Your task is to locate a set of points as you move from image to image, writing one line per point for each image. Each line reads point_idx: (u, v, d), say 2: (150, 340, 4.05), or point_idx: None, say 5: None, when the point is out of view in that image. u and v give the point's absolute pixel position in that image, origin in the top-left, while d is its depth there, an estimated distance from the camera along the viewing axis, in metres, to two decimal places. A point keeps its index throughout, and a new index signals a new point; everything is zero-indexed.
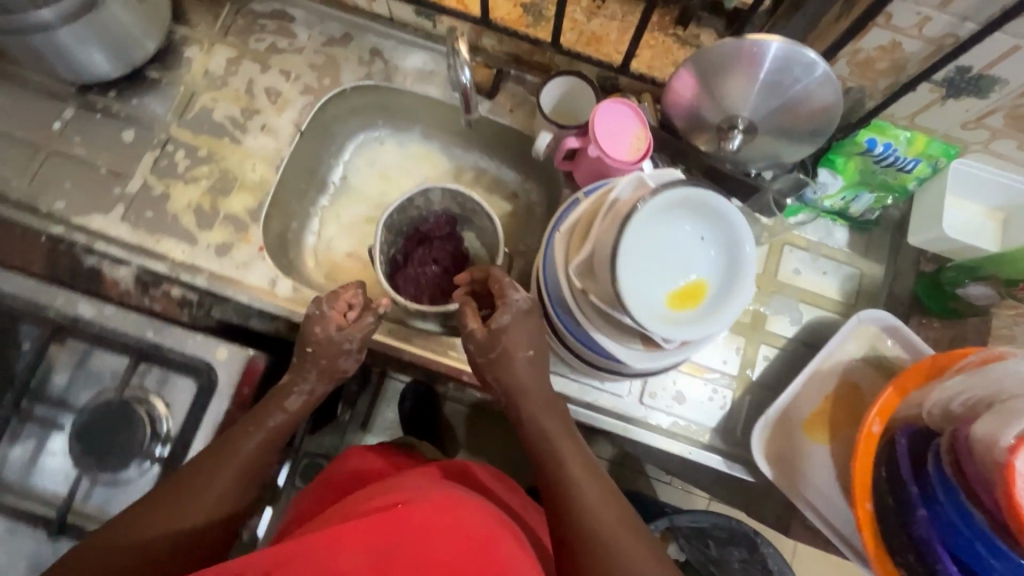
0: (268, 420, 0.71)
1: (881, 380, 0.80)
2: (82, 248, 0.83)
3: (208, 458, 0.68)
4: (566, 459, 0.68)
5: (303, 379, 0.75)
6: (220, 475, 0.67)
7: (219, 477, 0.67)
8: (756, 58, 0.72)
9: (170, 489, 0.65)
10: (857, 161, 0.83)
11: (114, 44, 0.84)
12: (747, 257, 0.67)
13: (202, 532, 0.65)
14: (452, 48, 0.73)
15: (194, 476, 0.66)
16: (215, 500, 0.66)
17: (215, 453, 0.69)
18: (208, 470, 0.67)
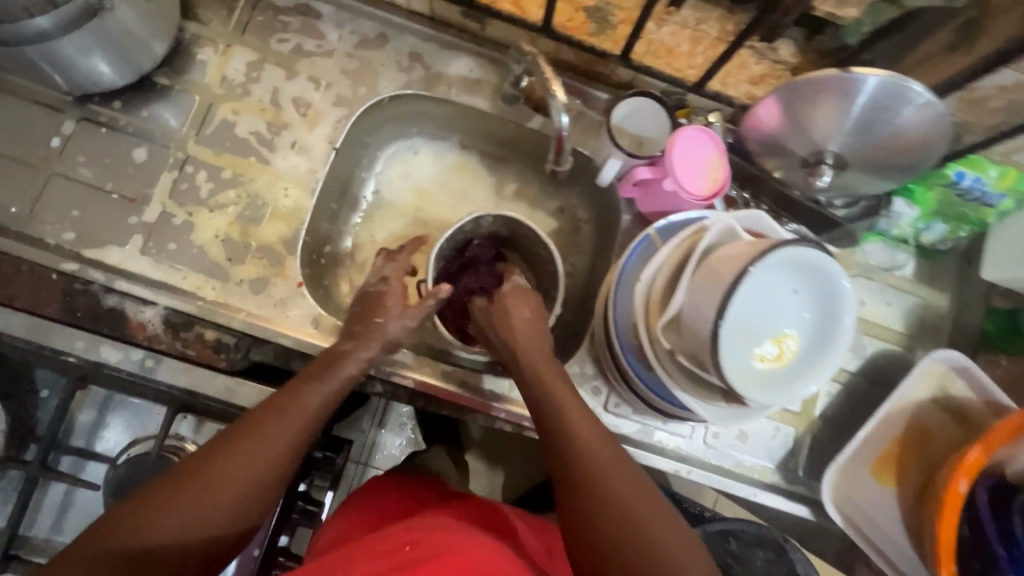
0: (337, 373, 0.63)
1: (947, 420, 0.79)
2: (100, 288, 0.74)
3: (229, 442, 0.54)
4: (619, 478, 0.54)
5: (367, 342, 0.68)
6: (290, 422, 0.57)
7: (242, 469, 0.53)
8: (856, 90, 0.66)
9: (177, 473, 0.51)
10: (937, 192, 0.78)
11: (122, 51, 0.73)
12: (845, 322, 0.63)
13: (207, 538, 0.50)
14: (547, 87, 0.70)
15: (233, 452, 0.53)
16: (284, 453, 0.56)
17: (250, 434, 0.55)
18: (229, 459, 0.53)
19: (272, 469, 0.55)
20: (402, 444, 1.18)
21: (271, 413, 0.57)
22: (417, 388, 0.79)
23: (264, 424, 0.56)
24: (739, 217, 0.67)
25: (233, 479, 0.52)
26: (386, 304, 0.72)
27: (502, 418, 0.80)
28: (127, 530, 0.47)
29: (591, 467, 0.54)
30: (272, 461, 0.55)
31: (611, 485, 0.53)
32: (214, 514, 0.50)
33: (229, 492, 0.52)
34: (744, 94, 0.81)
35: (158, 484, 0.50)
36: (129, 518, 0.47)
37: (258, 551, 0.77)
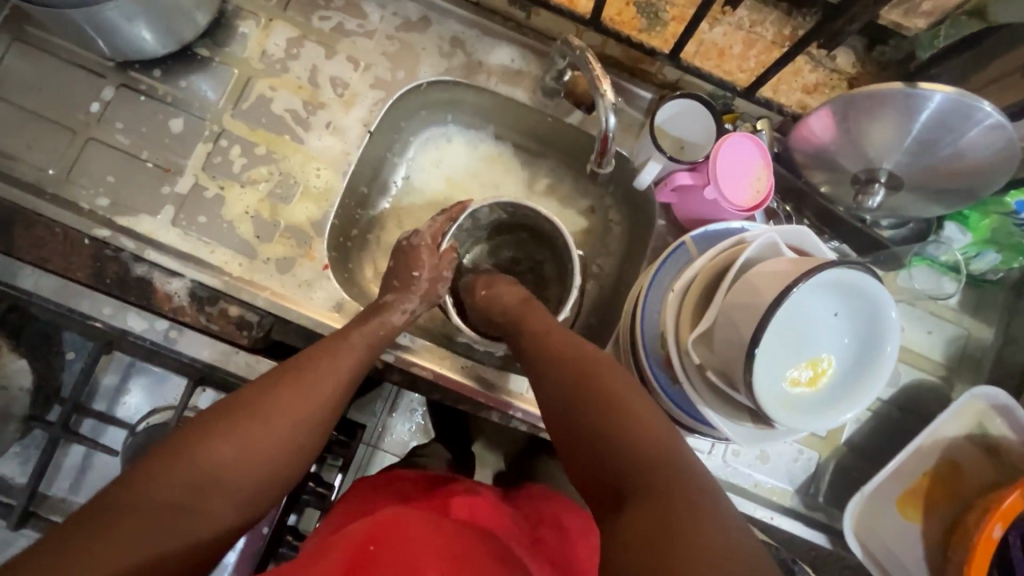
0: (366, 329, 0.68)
1: (984, 458, 0.75)
2: (130, 256, 0.74)
3: (258, 398, 0.56)
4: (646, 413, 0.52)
5: (407, 299, 0.74)
6: (328, 370, 0.62)
7: (274, 426, 0.56)
8: (919, 106, 0.62)
9: (210, 426, 0.53)
10: (994, 220, 0.76)
11: (166, 19, 0.72)
12: (887, 352, 0.60)
13: (245, 491, 0.53)
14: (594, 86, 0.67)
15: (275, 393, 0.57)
16: (324, 397, 0.60)
17: (293, 377, 0.59)
18: (263, 414, 0.56)
19: (299, 427, 0.58)
20: (412, 429, 1.18)
21: (298, 374, 0.60)
22: (435, 379, 0.78)
23: (305, 371, 0.60)
24: (783, 232, 0.65)
25: (266, 435, 0.55)
26: (421, 259, 0.76)
27: (518, 417, 0.79)
28: (168, 479, 0.48)
29: (601, 394, 0.53)
30: (301, 419, 0.58)
31: (621, 408, 0.52)
32: (249, 466, 0.53)
33: (262, 446, 0.54)
34: (796, 102, 0.76)
35: (192, 436, 0.52)
36: (169, 467, 0.49)
37: (266, 529, 0.82)
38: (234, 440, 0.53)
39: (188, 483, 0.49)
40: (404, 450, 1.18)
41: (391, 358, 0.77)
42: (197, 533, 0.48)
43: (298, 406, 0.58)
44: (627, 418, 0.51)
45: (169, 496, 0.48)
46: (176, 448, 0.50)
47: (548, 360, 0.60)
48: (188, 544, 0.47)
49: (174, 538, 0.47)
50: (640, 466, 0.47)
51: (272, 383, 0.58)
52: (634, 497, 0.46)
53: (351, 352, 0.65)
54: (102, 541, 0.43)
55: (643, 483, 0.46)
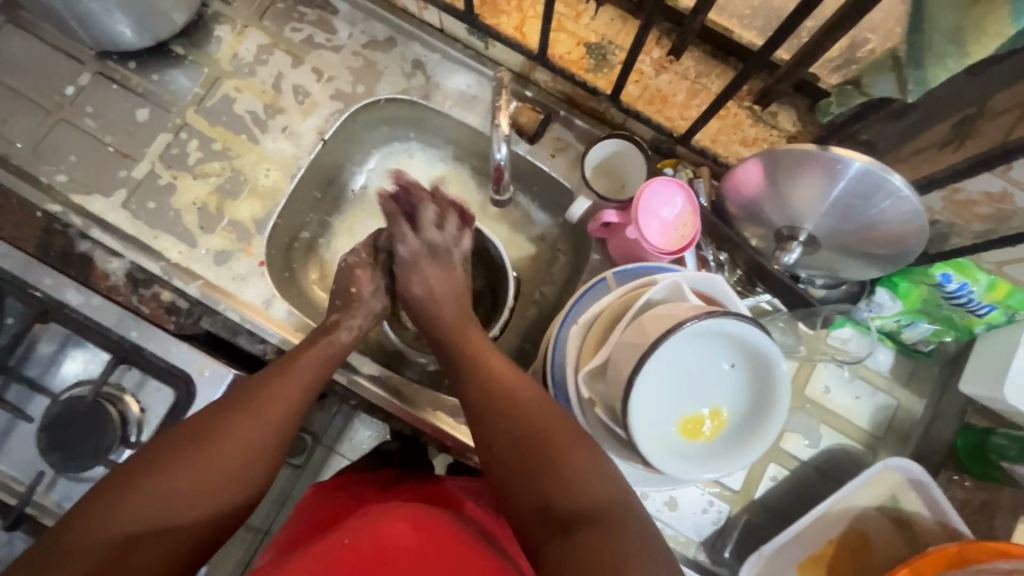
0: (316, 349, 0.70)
1: (893, 532, 0.74)
2: (77, 232, 0.78)
3: (211, 425, 0.60)
4: (582, 457, 0.56)
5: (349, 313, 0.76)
6: (276, 394, 0.64)
7: (227, 452, 0.59)
8: (832, 171, 0.63)
9: (164, 456, 0.56)
10: (923, 290, 0.74)
11: (141, 17, 0.77)
12: (780, 410, 0.60)
13: (201, 518, 0.56)
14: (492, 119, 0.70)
15: (221, 422, 0.60)
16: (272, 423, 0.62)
17: (241, 404, 0.62)
18: (211, 442, 0.59)
19: (253, 449, 0.61)
20: (370, 436, 1.23)
21: (253, 398, 0.63)
22: (350, 386, 0.80)
23: (255, 395, 0.63)
24: (692, 277, 0.65)
25: (218, 462, 0.58)
26: (359, 275, 0.79)
27: (429, 432, 0.80)
28: (124, 513, 0.53)
29: (541, 451, 0.56)
30: (255, 443, 0.61)
31: (563, 464, 0.55)
32: (203, 495, 0.56)
33: (214, 474, 0.58)
34: (733, 154, 0.77)
35: (146, 469, 0.56)
36: (123, 500, 0.53)
37: None
38: (188, 470, 0.56)
39: (146, 514, 0.54)
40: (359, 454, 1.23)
41: None
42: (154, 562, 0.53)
43: (252, 431, 0.61)
44: (568, 472, 0.55)
45: (126, 529, 0.52)
46: (130, 479, 0.55)
47: (482, 393, 0.63)
48: (146, 572, 0.52)
49: (128, 568, 0.51)
50: (581, 515, 0.52)
51: (226, 408, 0.61)
52: (579, 536, 0.50)
53: (305, 371, 0.68)
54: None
55: (584, 531, 0.51)
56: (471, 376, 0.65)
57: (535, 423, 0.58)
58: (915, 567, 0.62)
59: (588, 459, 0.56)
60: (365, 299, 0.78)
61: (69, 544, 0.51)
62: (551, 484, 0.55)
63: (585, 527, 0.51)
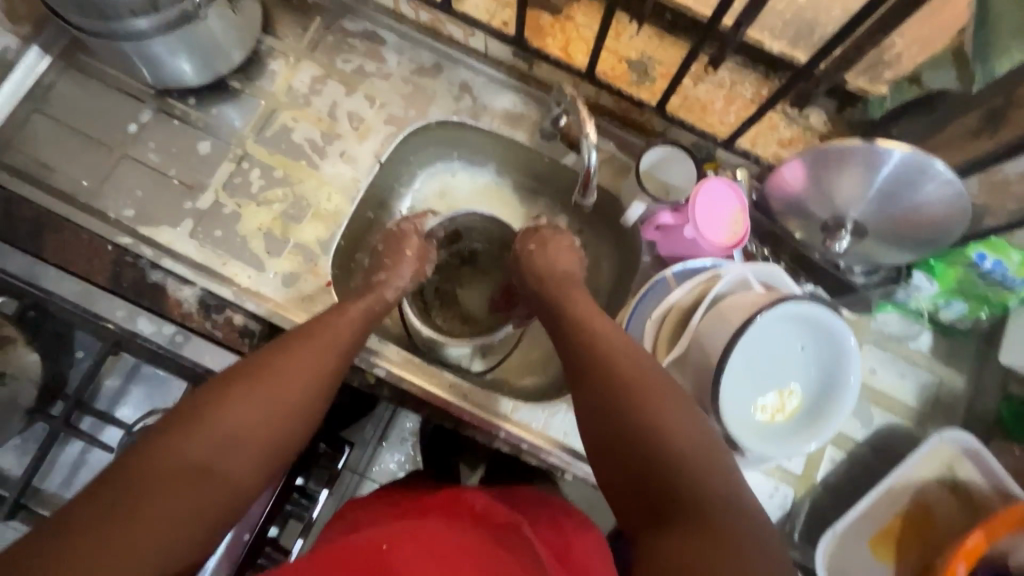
0: (354, 305, 0.75)
1: (953, 502, 0.78)
2: (148, 263, 0.80)
3: (268, 363, 0.63)
4: (688, 442, 0.53)
5: (398, 275, 0.82)
6: (325, 343, 0.68)
7: (282, 392, 0.62)
8: (877, 164, 0.68)
9: (226, 392, 0.59)
10: (958, 271, 0.79)
11: (206, 55, 0.81)
12: (852, 386, 0.63)
13: (261, 454, 0.59)
14: (580, 125, 0.75)
15: (276, 363, 0.63)
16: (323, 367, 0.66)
17: (294, 349, 0.65)
18: (270, 380, 0.62)
19: (307, 389, 0.64)
20: (400, 460, 1.21)
21: (305, 345, 0.66)
22: (423, 396, 0.81)
23: (306, 340, 0.67)
24: (755, 269, 0.69)
25: (275, 399, 0.61)
26: (410, 241, 0.85)
27: (501, 437, 0.82)
28: (190, 443, 0.55)
29: (646, 433, 0.54)
30: (309, 384, 0.64)
31: (670, 448, 0.53)
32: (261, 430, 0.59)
33: (275, 409, 0.61)
34: (771, 155, 0.83)
35: (209, 403, 0.58)
36: (189, 430, 0.55)
37: (247, 536, 0.79)
38: (250, 404, 0.59)
39: (211, 445, 0.55)
40: (390, 481, 1.20)
41: (382, 373, 0.81)
42: (218, 492, 0.54)
43: (306, 374, 0.64)
44: (676, 455, 0.52)
45: (193, 458, 0.54)
46: (195, 414, 0.56)
47: (598, 371, 0.60)
48: (209, 501, 0.54)
49: (195, 496, 0.53)
50: (679, 501, 0.50)
51: (280, 353, 0.65)
52: (677, 531, 0.48)
53: (351, 323, 0.72)
54: (135, 503, 0.49)
55: (685, 521, 0.49)
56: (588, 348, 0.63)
57: (644, 401, 0.56)
58: (989, 528, 0.65)
59: (697, 441, 0.54)
60: (413, 261, 0.84)
61: (140, 470, 0.51)
62: (658, 469, 0.52)
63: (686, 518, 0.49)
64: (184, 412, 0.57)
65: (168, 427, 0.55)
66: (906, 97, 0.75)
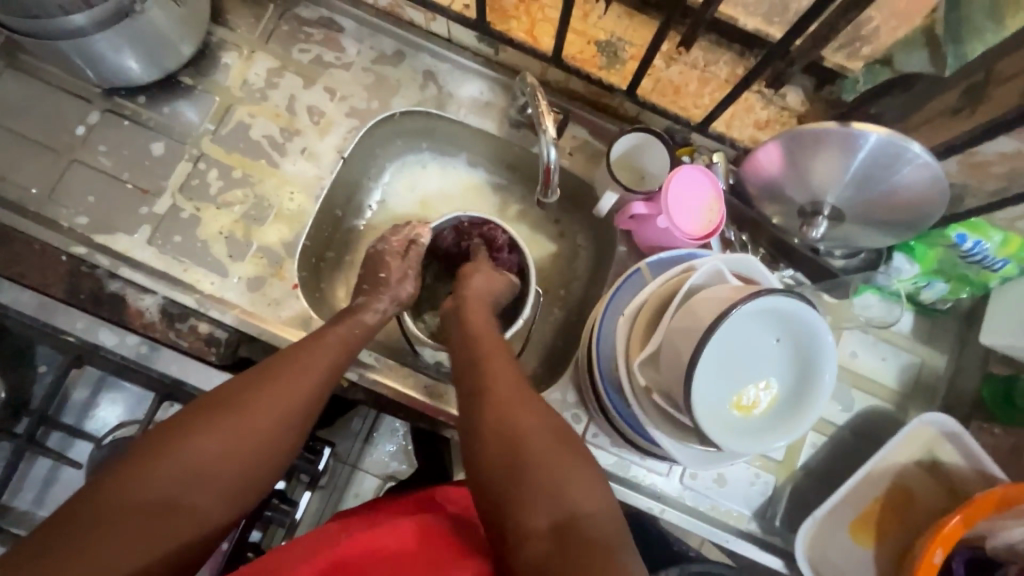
0: (336, 328, 0.70)
1: (933, 484, 0.78)
2: (105, 272, 0.77)
3: (242, 393, 0.59)
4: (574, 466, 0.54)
5: (378, 299, 0.77)
6: (304, 371, 0.63)
7: (255, 425, 0.58)
8: (854, 147, 0.66)
9: (195, 424, 0.55)
10: (940, 251, 0.78)
11: (151, 50, 0.76)
12: (827, 379, 0.63)
13: (230, 492, 0.55)
14: (536, 123, 0.73)
15: (250, 392, 0.59)
16: (304, 396, 0.62)
17: (271, 375, 0.61)
18: (244, 411, 0.58)
19: (284, 420, 0.60)
20: (393, 450, 1.20)
21: (281, 372, 0.62)
22: (397, 399, 0.80)
23: (284, 366, 0.63)
24: (729, 259, 0.67)
25: (249, 433, 0.57)
26: (389, 263, 0.81)
27: None
28: (154, 479, 0.52)
29: (544, 461, 0.54)
30: (285, 416, 0.60)
31: (561, 470, 0.53)
32: (231, 467, 0.55)
33: (250, 441, 0.57)
34: (748, 137, 0.81)
35: (175, 437, 0.54)
36: (153, 467, 0.52)
37: (227, 544, 0.79)
38: (220, 439, 0.55)
39: (177, 483, 0.52)
40: (383, 471, 1.19)
41: (354, 377, 0.79)
42: (184, 531, 0.52)
43: (282, 405, 0.60)
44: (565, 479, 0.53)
45: (157, 497, 0.51)
46: (159, 449, 0.53)
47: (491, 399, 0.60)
48: (178, 540, 0.51)
49: (157, 538, 0.50)
50: (573, 528, 0.50)
51: (257, 381, 0.61)
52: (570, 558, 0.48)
53: (331, 348, 0.68)
54: (93, 546, 0.47)
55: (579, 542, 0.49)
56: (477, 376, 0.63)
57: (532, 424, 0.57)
58: (967, 513, 0.66)
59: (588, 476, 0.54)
60: (392, 285, 0.79)
61: (98, 510, 0.49)
62: (553, 490, 0.52)
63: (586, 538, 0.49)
64: (150, 445, 0.53)
65: (131, 462, 0.52)
66: (877, 80, 0.72)
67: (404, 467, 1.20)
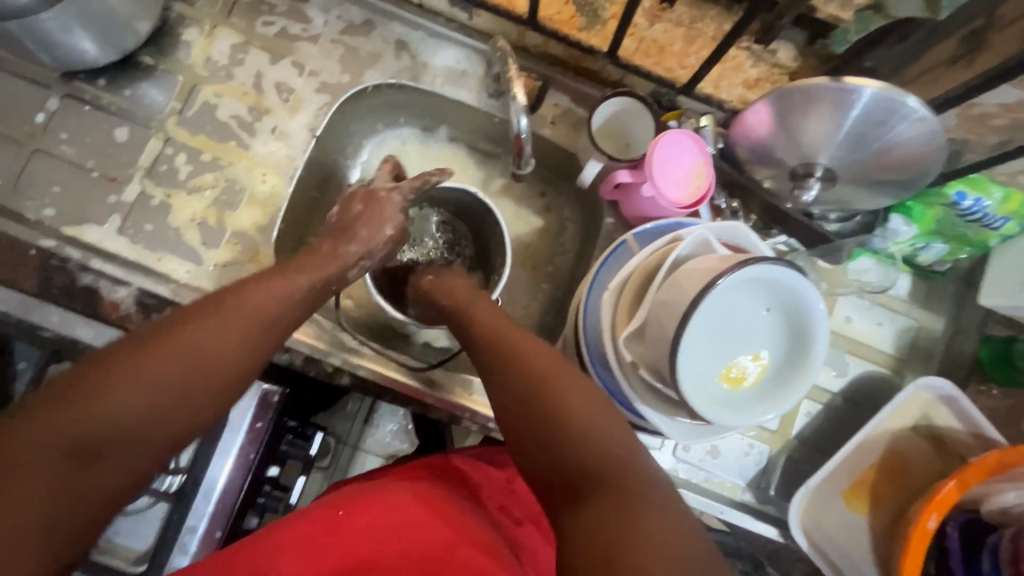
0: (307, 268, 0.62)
1: (930, 450, 0.76)
2: (76, 265, 0.74)
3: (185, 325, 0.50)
4: (592, 405, 0.51)
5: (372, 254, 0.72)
6: (261, 306, 0.54)
7: (199, 359, 0.48)
8: (846, 103, 0.62)
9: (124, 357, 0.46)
10: (937, 211, 0.74)
11: (105, 28, 0.72)
12: (819, 346, 0.60)
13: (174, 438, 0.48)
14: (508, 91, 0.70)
15: (194, 323, 0.50)
16: (259, 331, 0.53)
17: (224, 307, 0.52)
18: (185, 344, 0.48)
19: (235, 357, 0.51)
20: (394, 430, 1.20)
21: (235, 305, 0.53)
22: (385, 381, 0.78)
23: (240, 296, 0.54)
24: (716, 228, 0.65)
25: (188, 370, 0.48)
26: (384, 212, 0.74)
27: (468, 418, 0.80)
28: (71, 418, 0.43)
29: (568, 394, 0.51)
30: (238, 353, 0.51)
31: (588, 412, 0.50)
32: (178, 410, 0.47)
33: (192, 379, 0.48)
34: (737, 98, 0.78)
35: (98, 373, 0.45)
36: (69, 406, 0.43)
37: (220, 534, 0.75)
38: (151, 376, 0.46)
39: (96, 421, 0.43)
40: (386, 451, 1.19)
41: (337, 362, 0.77)
42: (111, 477, 0.44)
43: (232, 337, 0.51)
44: (578, 421, 0.49)
45: (74, 437, 0.42)
46: (76, 389, 0.43)
47: (504, 366, 0.56)
48: (102, 487, 0.44)
49: (72, 485, 0.42)
50: (592, 473, 0.46)
51: (202, 311, 0.51)
52: (589, 501, 0.44)
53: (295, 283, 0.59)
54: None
55: (597, 491, 0.45)
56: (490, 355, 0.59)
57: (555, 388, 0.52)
58: (963, 477, 0.65)
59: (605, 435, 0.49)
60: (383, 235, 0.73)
61: (3, 464, 0.40)
62: (573, 433, 0.49)
63: (598, 487, 0.45)
64: (70, 378, 0.44)
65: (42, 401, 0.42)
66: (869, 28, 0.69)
67: (406, 445, 1.20)
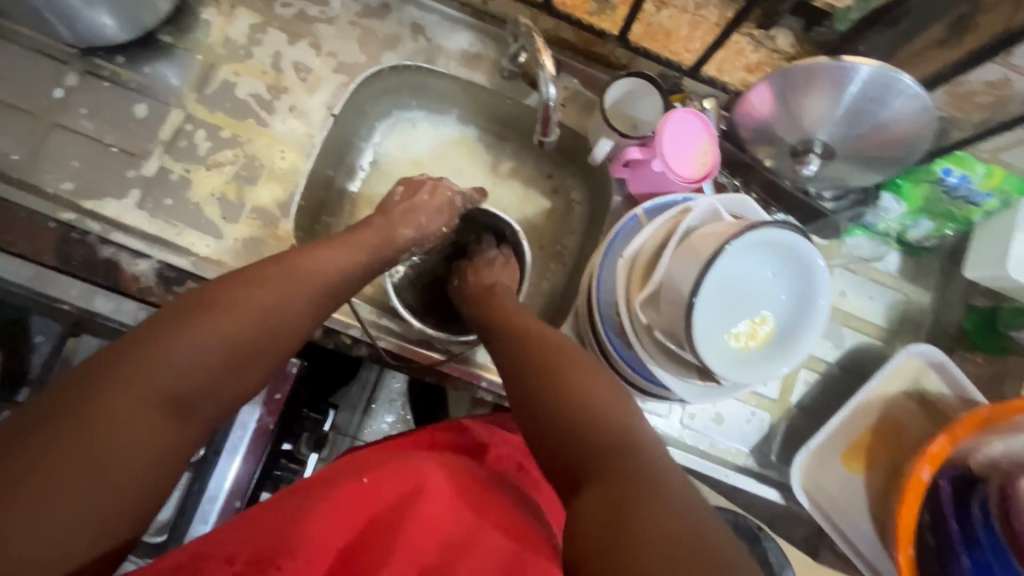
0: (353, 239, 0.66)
1: (921, 415, 0.81)
2: (96, 238, 0.75)
3: (256, 284, 0.53)
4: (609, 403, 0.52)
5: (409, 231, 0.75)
6: (318, 272, 0.59)
7: (273, 318, 0.52)
8: (844, 80, 0.67)
9: (206, 311, 0.48)
10: (925, 189, 0.79)
11: (128, 6, 0.73)
12: (822, 305, 0.65)
13: (248, 387, 0.51)
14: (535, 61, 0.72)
15: (262, 282, 0.53)
16: (319, 294, 0.58)
17: (289, 271, 0.56)
18: (259, 302, 0.52)
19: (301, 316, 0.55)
20: (391, 422, 1.17)
21: (298, 269, 0.57)
22: (402, 353, 0.80)
23: (300, 263, 0.58)
24: (725, 200, 0.69)
25: (266, 327, 0.51)
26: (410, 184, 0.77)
27: (483, 387, 0.82)
28: (164, 365, 0.45)
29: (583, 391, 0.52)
30: (302, 312, 0.55)
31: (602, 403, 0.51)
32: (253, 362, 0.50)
33: (269, 337, 0.52)
34: (739, 81, 0.82)
35: (175, 324, 0.47)
36: (161, 352, 0.45)
37: (239, 503, 0.74)
38: (233, 329, 0.49)
39: (186, 372, 0.46)
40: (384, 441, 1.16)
41: (356, 333, 0.79)
42: (196, 424, 0.47)
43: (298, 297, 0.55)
44: (587, 408, 0.51)
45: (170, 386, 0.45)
46: (158, 340, 0.45)
47: (529, 364, 0.58)
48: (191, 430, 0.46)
49: (166, 431, 0.44)
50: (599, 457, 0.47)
51: (271, 274, 0.55)
52: (591, 484, 0.45)
53: (344, 250, 0.63)
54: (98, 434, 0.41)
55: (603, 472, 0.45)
56: (517, 351, 0.61)
57: (566, 377, 0.54)
58: (954, 432, 0.71)
59: (616, 421, 0.49)
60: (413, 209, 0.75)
61: (100, 409, 0.41)
62: (580, 414, 0.50)
63: (603, 466, 0.46)
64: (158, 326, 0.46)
65: (129, 350, 0.44)
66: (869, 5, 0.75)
67: None
